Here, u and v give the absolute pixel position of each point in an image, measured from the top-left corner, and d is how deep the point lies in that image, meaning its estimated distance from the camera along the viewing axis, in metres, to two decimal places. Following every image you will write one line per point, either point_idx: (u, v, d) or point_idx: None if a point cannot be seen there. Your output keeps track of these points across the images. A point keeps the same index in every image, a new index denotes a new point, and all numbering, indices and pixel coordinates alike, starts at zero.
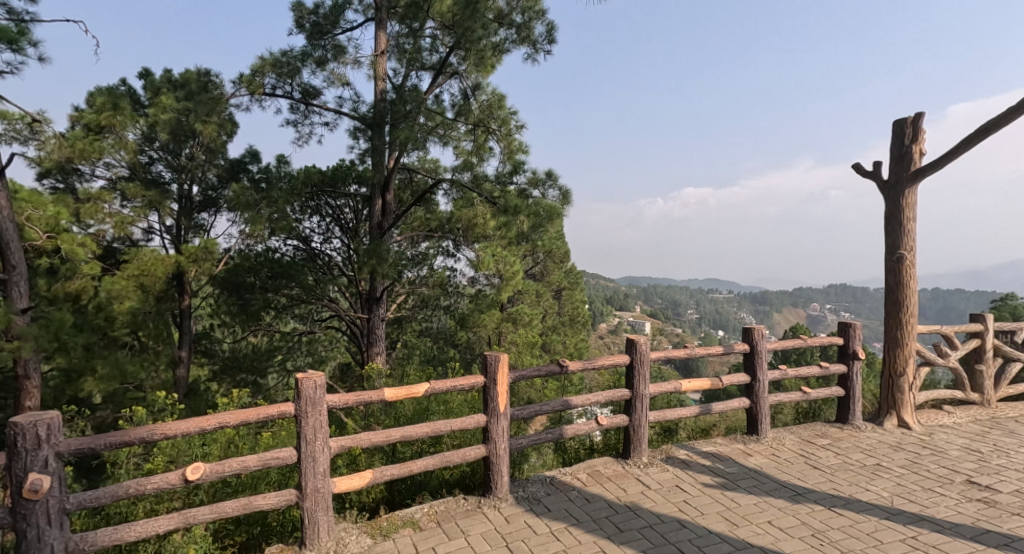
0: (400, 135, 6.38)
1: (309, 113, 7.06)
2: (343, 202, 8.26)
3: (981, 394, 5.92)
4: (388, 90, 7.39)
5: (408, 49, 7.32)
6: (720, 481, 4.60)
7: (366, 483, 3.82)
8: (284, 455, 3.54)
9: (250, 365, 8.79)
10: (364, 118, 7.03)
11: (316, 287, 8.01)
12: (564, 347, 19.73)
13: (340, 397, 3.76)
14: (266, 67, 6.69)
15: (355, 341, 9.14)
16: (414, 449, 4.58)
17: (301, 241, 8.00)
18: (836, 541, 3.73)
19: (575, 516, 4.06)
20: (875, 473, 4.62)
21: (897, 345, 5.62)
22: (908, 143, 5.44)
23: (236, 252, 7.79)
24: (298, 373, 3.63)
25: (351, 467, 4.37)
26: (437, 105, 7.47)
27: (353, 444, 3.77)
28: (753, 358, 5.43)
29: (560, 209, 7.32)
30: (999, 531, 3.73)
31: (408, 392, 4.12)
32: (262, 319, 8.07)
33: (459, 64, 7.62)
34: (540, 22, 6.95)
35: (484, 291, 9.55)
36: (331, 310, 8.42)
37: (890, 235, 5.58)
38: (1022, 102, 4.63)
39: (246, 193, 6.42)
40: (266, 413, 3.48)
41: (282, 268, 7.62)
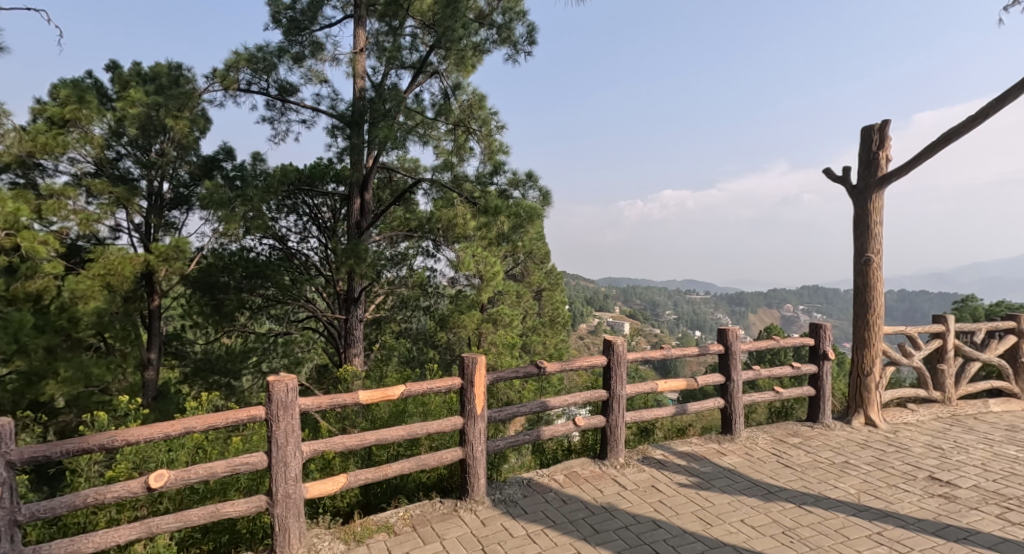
0: (379, 134, 6.35)
1: (286, 110, 7.00)
2: (321, 201, 8.20)
3: (943, 392, 6.10)
4: (368, 88, 7.36)
5: (387, 48, 7.29)
6: (695, 481, 4.67)
7: (340, 488, 3.81)
8: (255, 460, 3.53)
9: (223, 367, 8.55)
10: (342, 116, 6.96)
11: (292, 288, 7.93)
12: (544, 348, 19.79)
13: (314, 400, 3.74)
14: (241, 63, 6.58)
15: (332, 342, 9.06)
16: (390, 452, 4.58)
17: (278, 241, 7.93)
18: (805, 538, 3.82)
19: (551, 517, 4.10)
20: (843, 471, 4.74)
21: (864, 345, 5.76)
22: (875, 149, 5.58)
23: (209, 251, 7.68)
24: (270, 377, 3.61)
25: (325, 471, 4.35)
26: (417, 105, 7.45)
27: (327, 448, 3.76)
28: (727, 357, 5.52)
29: (540, 210, 7.36)
30: (958, 525, 3.86)
31: (384, 395, 4.06)
32: (237, 320, 7.97)
33: (439, 63, 7.61)
34: (521, 23, 6.99)
35: (464, 293, 9.71)
36: (308, 310, 8.35)
37: (858, 238, 5.72)
38: (981, 111, 4.80)
39: (220, 191, 6.24)
40: (235, 417, 3.46)
41: (257, 268, 7.55)
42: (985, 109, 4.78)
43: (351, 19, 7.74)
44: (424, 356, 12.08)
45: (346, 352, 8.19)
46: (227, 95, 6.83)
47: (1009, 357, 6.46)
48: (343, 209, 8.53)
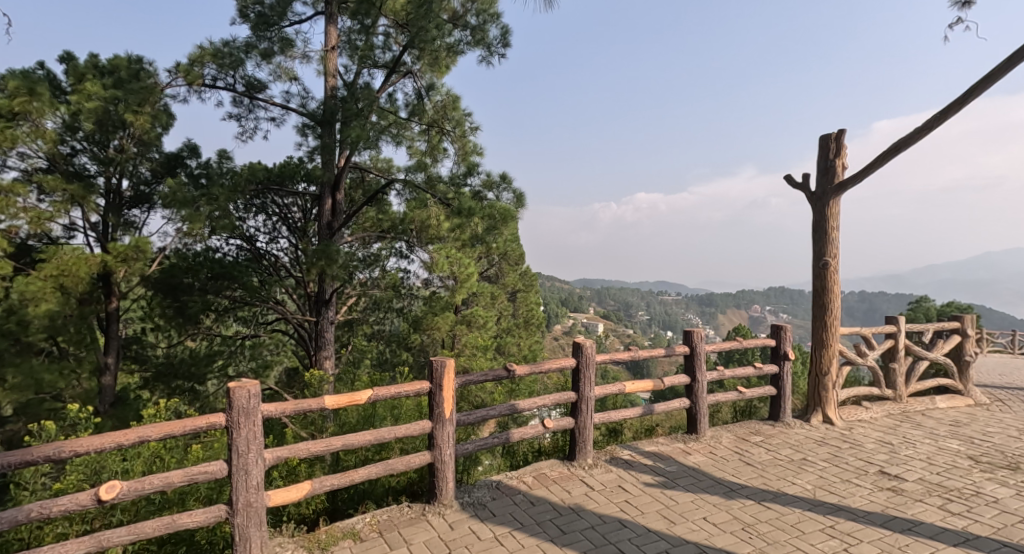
0: (351, 133, 6.30)
1: (254, 108, 6.91)
2: (291, 201, 8.10)
3: (895, 390, 6.32)
4: (339, 87, 7.30)
5: (360, 46, 7.31)
6: (661, 480, 4.77)
7: (305, 495, 3.79)
8: (214, 469, 3.50)
9: (187, 372, 8.26)
10: (313, 115, 6.91)
11: (260, 289, 7.82)
12: (519, 349, 19.80)
13: (277, 405, 3.72)
14: (205, 58, 6.50)
15: (302, 345, 8.95)
16: (357, 457, 4.63)
17: (245, 241, 7.81)
18: (763, 534, 3.93)
19: (519, 520, 4.14)
20: (801, 467, 4.89)
21: (822, 345, 5.94)
22: (832, 157, 5.77)
23: (172, 251, 7.52)
24: (231, 383, 3.58)
25: (290, 478, 4.30)
26: (390, 105, 7.42)
27: (290, 455, 3.74)
28: (692, 358, 5.64)
29: (515, 212, 7.42)
30: (905, 516, 4.02)
31: (350, 400, 4.03)
32: (202, 322, 7.81)
33: (412, 63, 7.57)
34: (494, 25, 7.04)
35: (438, 295, 9.45)
36: (277, 312, 8.23)
37: (816, 242, 5.91)
38: (930, 122, 5.01)
39: (183, 189, 6.13)
40: (193, 424, 3.43)
41: (224, 269, 7.43)
42: (933, 119, 4.99)
43: (322, 16, 7.68)
44: (397, 358, 12.03)
45: (317, 354, 8.10)
46: (192, 92, 6.71)
47: (955, 356, 6.74)
48: (314, 209, 8.43)
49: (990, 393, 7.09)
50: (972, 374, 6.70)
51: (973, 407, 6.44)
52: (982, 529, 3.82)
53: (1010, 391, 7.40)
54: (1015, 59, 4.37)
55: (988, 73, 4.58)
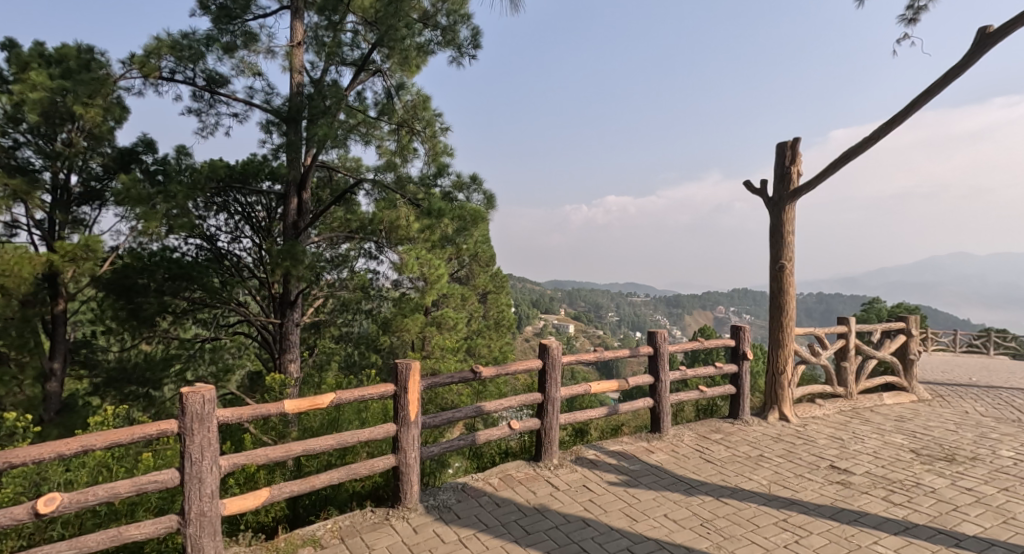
0: (318, 132, 6.20)
1: (215, 103, 6.77)
2: (255, 200, 7.93)
3: (846, 388, 6.54)
4: (305, 84, 7.22)
5: (328, 43, 7.10)
6: (624, 479, 4.86)
7: (262, 502, 3.75)
8: (166, 478, 3.44)
9: (141, 376, 8.04)
10: (278, 112, 6.83)
11: (220, 290, 7.65)
12: (489, 351, 19.71)
13: (234, 410, 3.68)
14: (163, 50, 6.29)
15: (266, 348, 8.82)
16: (319, 462, 4.61)
17: (205, 241, 7.65)
18: (721, 529, 4.05)
19: (483, 521, 4.18)
20: (758, 463, 5.04)
21: (778, 345, 6.12)
22: (788, 164, 5.96)
23: (124, 250, 7.19)
24: (184, 388, 3.53)
25: (248, 485, 4.26)
26: (359, 104, 7.36)
27: (248, 461, 3.70)
28: (655, 358, 5.75)
29: (485, 214, 7.46)
30: (852, 508, 4.18)
31: (311, 403, 3.99)
32: (158, 324, 7.63)
33: (382, 62, 7.53)
34: (465, 26, 7.09)
35: (407, 296, 9.13)
36: (240, 314, 8.08)
37: (773, 246, 6.10)
38: (876, 132, 5.23)
39: (138, 186, 5.99)
40: (142, 431, 3.38)
41: (182, 269, 7.22)
42: (879, 128, 5.21)
43: (287, 11, 7.59)
44: (366, 361, 11.90)
45: (281, 358, 7.99)
46: (148, 84, 6.52)
47: (901, 354, 7.02)
48: (279, 208, 8.26)
49: (934, 390, 7.42)
50: (916, 372, 6.99)
51: (917, 403, 6.73)
52: (920, 517, 4.01)
53: (952, 388, 7.76)
54: (951, 75, 4.62)
55: (927, 88, 4.82)
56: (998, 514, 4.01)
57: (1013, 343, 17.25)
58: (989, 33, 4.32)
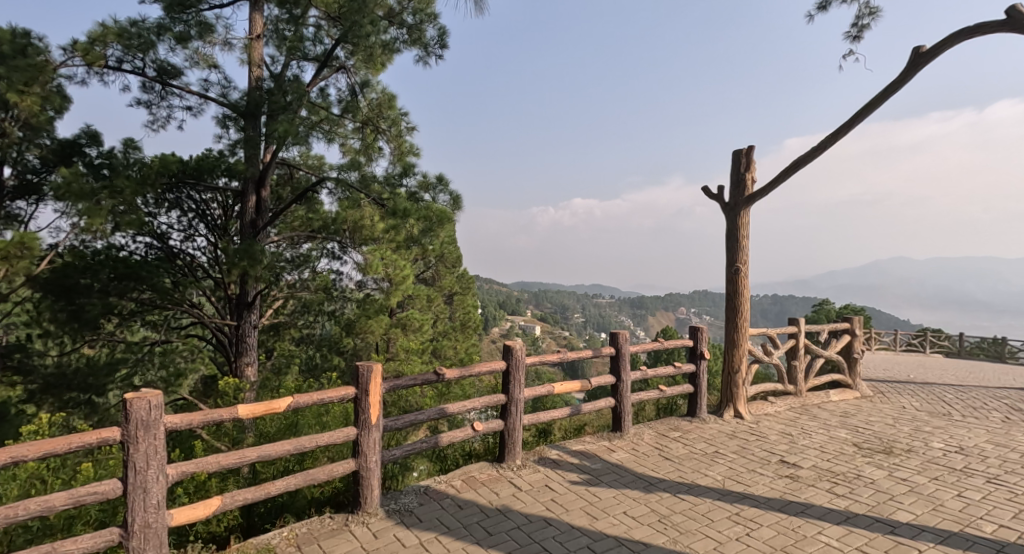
0: (278, 128, 6.08)
1: (167, 95, 6.56)
2: (210, 197, 7.74)
3: (796, 385, 6.80)
4: (265, 78, 7.10)
5: (289, 37, 7.06)
6: (585, 478, 4.96)
7: (212, 511, 3.70)
8: (106, 489, 3.37)
9: (82, 383, 7.39)
10: (235, 106, 6.72)
11: (172, 291, 7.35)
12: (455, 353, 19.63)
13: (183, 417, 3.63)
14: (109, 37, 5.62)
15: (222, 350, 8.62)
16: (275, 469, 4.58)
17: (156, 239, 7.32)
18: (677, 524, 4.17)
19: (445, 524, 4.22)
20: (713, 460, 5.21)
21: (734, 346, 6.30)
22: (743, 171, 6.17)
23: (66, 248, 6.53)
24: (128, 394, 3.47)
25: (198, 494, 4.20)
26: (323, 101, 7.27)
27: (197, 469, 3.64)
28: (617, 359, 5.88)
29: (451, 215, 7.48)
30: (800, 500, 4.37)
31: (267, 408, 3.95)
32: (101, 327, 7.04)
33: (346, 59, 7.49)
34: (431, 25, 7.12)
35: (372, 297, 8.90)
36: (193, 316, 7.89)
37: (729, 249, 6.29)
38: (824, 142, 5.47)
39: (80, 180, 5.67)
40: (80, 440, 3.31)
41: (129, 269, 6.76)
42: (826, 139, 5.45)
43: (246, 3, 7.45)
44: (328, 364, 11.76)
45: (238, 361, 7.87)
46: (90, 73, 5.77)
47: (846, 353, 7.34)
48: (235, 206, 8.13)
49: (874, 386, 7.78)
50: (860, 369, 7.32)
51: (860, 400, 7.04)
52: (860, 507, 4.21)
53: (891, 384, 8.14)
54: (891, 90, 4.86)
55: (869, 101, 5.06)
56: (929, 501, 4.24)
57: (947, 342, 18.12)
58: (922, 52, 4.58)
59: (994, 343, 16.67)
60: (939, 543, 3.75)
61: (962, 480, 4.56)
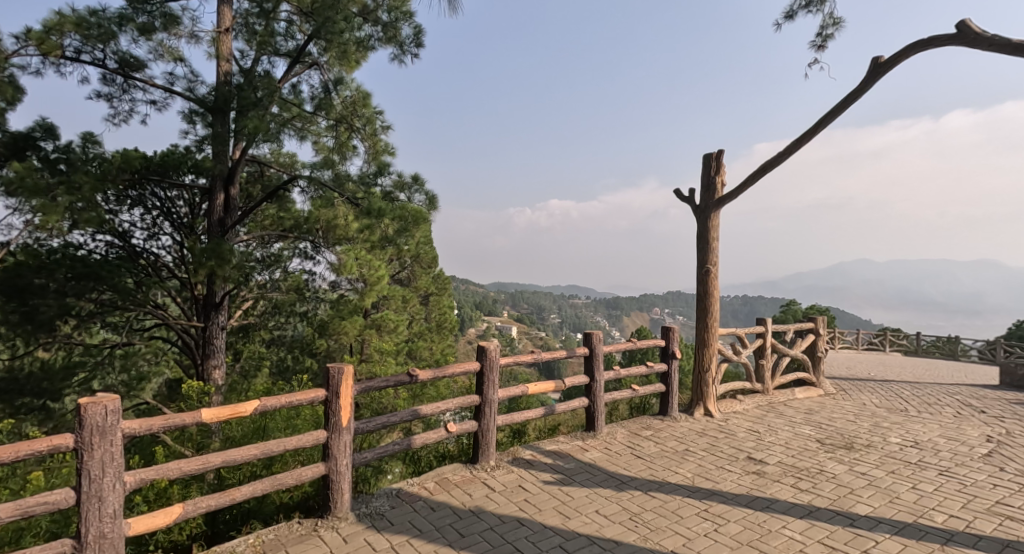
0: (248, 124, 6.01)
1: (129, 87, 6.39)
2: (176, 194, 7.62)
3: (763, 384, 6.94)
4: (235, 73, 7.00)
5: (260, 31, 6.96)
6: (559, 477, 5.00)
7: (172, 520, 3.65)
8: (57, 499, 3.30)
9: (36, 388, 7.03)
10: (202, 101, 6.51)
11: (134, 292, 7.19)
12: (430, 354, 19.55)
13: (142, 422, 3.57)
14: (67, 26, 5.41)
15: (187, 353, 8.48)
16: (241, 475, 4.52)
17: (117, 237, 7.13)
18: (647, 522, 4.23)
19: (417, 527, 4.22)
20: (684, 457, 5.30)
21: (704, 346, 6.41)
22: (713, 174, 6.27)
23: (18, 247, 6.34)
24: (83, 399, 3.40)
25: (158, 502, 4.13)
26: (295, 97, 7.19)
27: (157, 476, 3.59)
28: (591, 359, 5.93)
29: (426, 215, 7.46)
30: (765, 496, 4.47)
31: (232, 412, 3.90)
32: (58, 329, 6.83)
33: (318, 55, 7.42)
34: (406, 23, 7.09)
35: (346, 298, 8.90)
36: (157, 317, 7.78)
37: (699, 251, 6.40)
38: (790, 147, 5.59)
39: (36, 175, 5.49)
40: (31, 448, 3.24)
41: (88, 269, 6.56)
42: (792, 144, 5.58)
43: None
44: (300, 366, 11.62)
45: (204, 363, 7.74)
46: (46, 63, 5.58)
47: (810, 352, 7.53)
48: (202, 204, 8.02)
49: (837, 384, 8.00)
50: (824, 367, 7.51)
51: (824, 397, 7.22)
52: (822, 501, 4.33)
53: (853, 382, 8.37)
54: (855, 96, 4.98)
55: (833, 107, 5.18)
56: (887, 494, 4.38)
57: (906, 341, 18.62)
58: (882, 62, 4.72)
59: (948, 342, 17.18)
60: (895, 534, 3.87)
61: (917, 473, 4.72)
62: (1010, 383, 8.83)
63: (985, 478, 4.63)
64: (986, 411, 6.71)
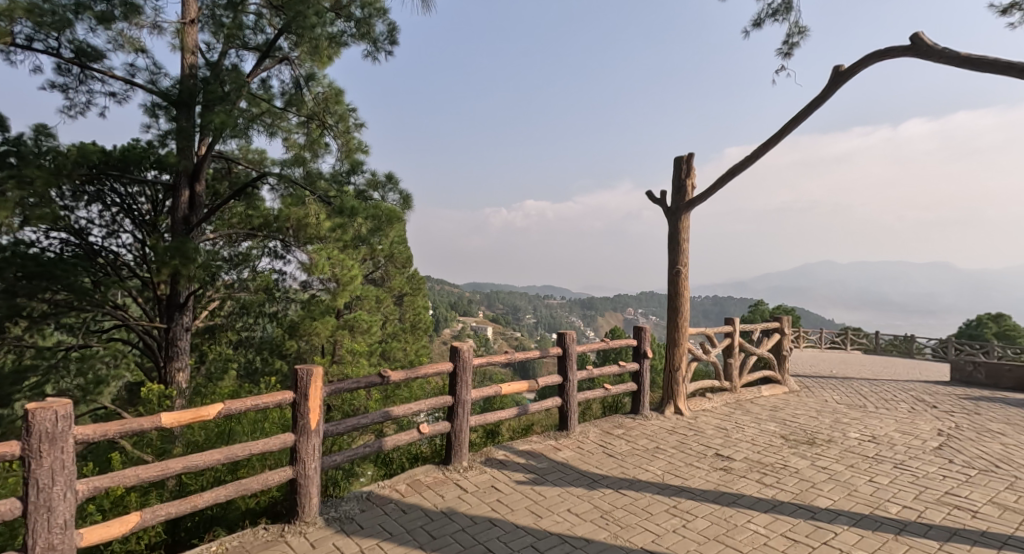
0: (214, 119, 5.91)
1: (86, 78, 6.26)
2: (138, 191, 7.46)
3: (731, 382, 7.07)
4: (200, 66, 6.87)
5: (226, 23, 6.82)
6: (532, 477, 5.03)
7: (129, 529, 3.56)
8: (3, 509, 3.21)
9: None
10: (165, 94, 6.35)
11: (91, 292, 7.02)
12: (405, 356, 19.42)
13: (96, 428, 3.49)
14: (18, 13, 5.26)
15: (149, 355, 8.32)
16: (203, 481, 4.46)
17: (73, 235, 6.95)
18: (618, 519, 4.29)
19: (388, 530, 4.20)
20: (654, 455, 5.37)
21: (675, 345, 6.49)
22: (684, 177, 6.37)
23: None
24: (33, 403, 3.32)
25: (115, 511, 4.05)
26: (265, 92, 7.09)
27: (112, 484, 3.50)
28: (564, 359, 5.97)
29: (400, 214, 7.36)
30: (732, 491, 4.56)
31: (194, 415, 3.83)
32: (8, 330, 6.63)
33: (289, 50, 7.36)
34: (380, 20, 7.05)
35: (317, 298, 8.83)
36: (116, 318, 7.57)
37: (670, 252, 6.49)
38: (758, 150, 5.71)
39: None
40: None
41: (42, 269, 6.37)
42: (759, 148, 5.70)
43: None
44: (269, 368, 11.44)
45: (167, 366, 7.57)
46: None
47: (776, 350, 7.71)
48: (165, 201, 7.87)
49: (802, 381, 8.19)
50: (789, 365, 7.69)
51: (789, 394, 7.40)
52: (786, 495, 4.43)
53: (815, 379, 8.58)
54: (818, 102, 5.11)
55: (798, 113, 5.31)
56: (846, 487, 4.51)
57: (865, 339, 19.12)
58: (842, 70, 4.85)
59: (905, 340, 17.65)
60: (853, 525, 3.99)
61: (874, 466, 4.87)
62: (961, 379, 9.16)
63: (937, 469, 4.80)
64: (940, 406, 6.95)
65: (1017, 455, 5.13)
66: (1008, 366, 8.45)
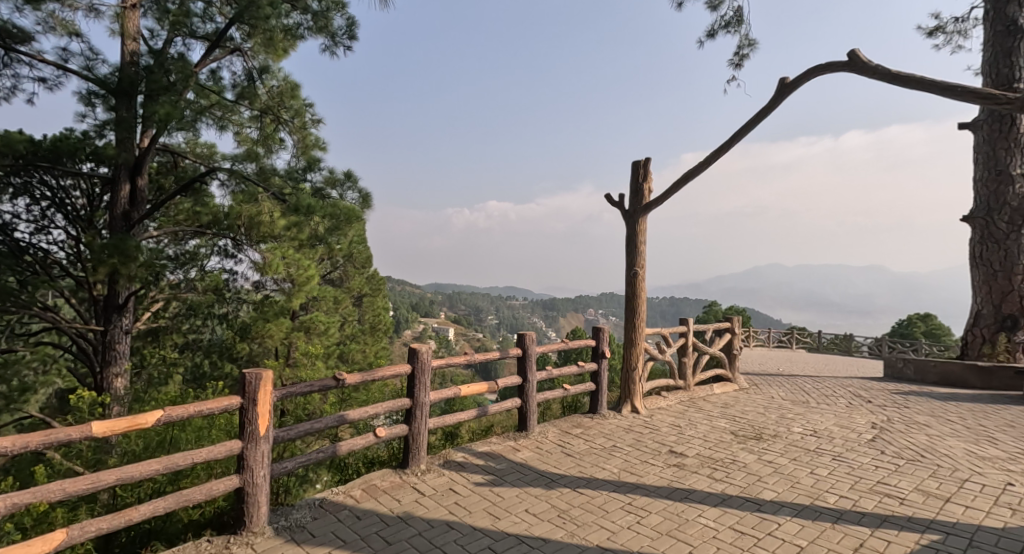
0: (157, 110, 5.73)
1: (11, 61, 5.99)
2: (72, 184, 7.20)
3: (684, 381, 7.24)
4: (143, 53, 6.64)
5: (173, 10, 6.57)
6: (490, 478, 5.05)
7: (54, 546, 3.43)
8: None
9: None
10: (103, 82, 6.02)
11: (17, 292, 6.67)
12: (363, 358, 19.09)
13: (17, 439, 3.35)
14: None
15: (85, 359, 7.98)
16: (138, 493, 4.37)
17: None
18: (574, 518, 4.35)
19: (341, 537, 4.16)
20: (611, 453, 5.46)
21: (631, 345, 6.60)
22: (641, 181, 6.50)
23: None
24: None
25: (40, 527, 3.89)
26: (215, 84, 6.91)
27: (34, 500, 3.37)
28: (523, 360, 6.00)
29: (357, 212, 7.31)
30: (684, 487, 4.67)
31: (129, 423, 3.71)
32: None
33: (241, 41, 7.21)
34: (337, 14, 6.97)
35: (270, 299, 8.67)
36: (46, 320, 7.24)
37: (628, 253, 6.61)
38: (710, 157, 5.87)
39: None
40: None
41: None
42: (711, 154, 5.86)
43: None
44: (219, 372, 11.14)
45: (105, 371, 7.30)
46: None
47: (727, 349, 7.93)
48: (101, 196, 7.63)
49: (752, 379, 8.43)
50: (739, 363, 7.92)
51: (739, 392, 7.62)
52: (735, 489, 4.57)
53: (762, 376, 8.87)
54: (766, 111, 5.28)
55: (747, 121, 5.48)
56: (790, 479, 4.68)
57: (810, 339, 19.81)
58: (787, 82, 5.04)
59: (846, 338, 18.33)
60: (795, 516, 4.13)
61: (815, 459, 5.06)
62: (893, 375, 9.60)
63: (872, 460, 5.02)
64: (876, 401, 7.27)
65: (942, 445, 5.41)
66: (935, 362, 8.89)
